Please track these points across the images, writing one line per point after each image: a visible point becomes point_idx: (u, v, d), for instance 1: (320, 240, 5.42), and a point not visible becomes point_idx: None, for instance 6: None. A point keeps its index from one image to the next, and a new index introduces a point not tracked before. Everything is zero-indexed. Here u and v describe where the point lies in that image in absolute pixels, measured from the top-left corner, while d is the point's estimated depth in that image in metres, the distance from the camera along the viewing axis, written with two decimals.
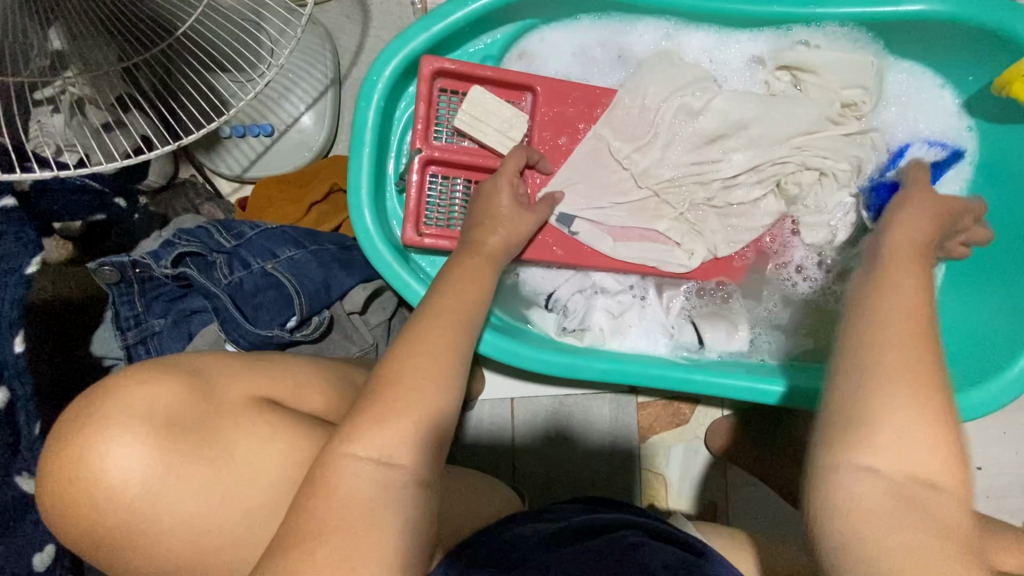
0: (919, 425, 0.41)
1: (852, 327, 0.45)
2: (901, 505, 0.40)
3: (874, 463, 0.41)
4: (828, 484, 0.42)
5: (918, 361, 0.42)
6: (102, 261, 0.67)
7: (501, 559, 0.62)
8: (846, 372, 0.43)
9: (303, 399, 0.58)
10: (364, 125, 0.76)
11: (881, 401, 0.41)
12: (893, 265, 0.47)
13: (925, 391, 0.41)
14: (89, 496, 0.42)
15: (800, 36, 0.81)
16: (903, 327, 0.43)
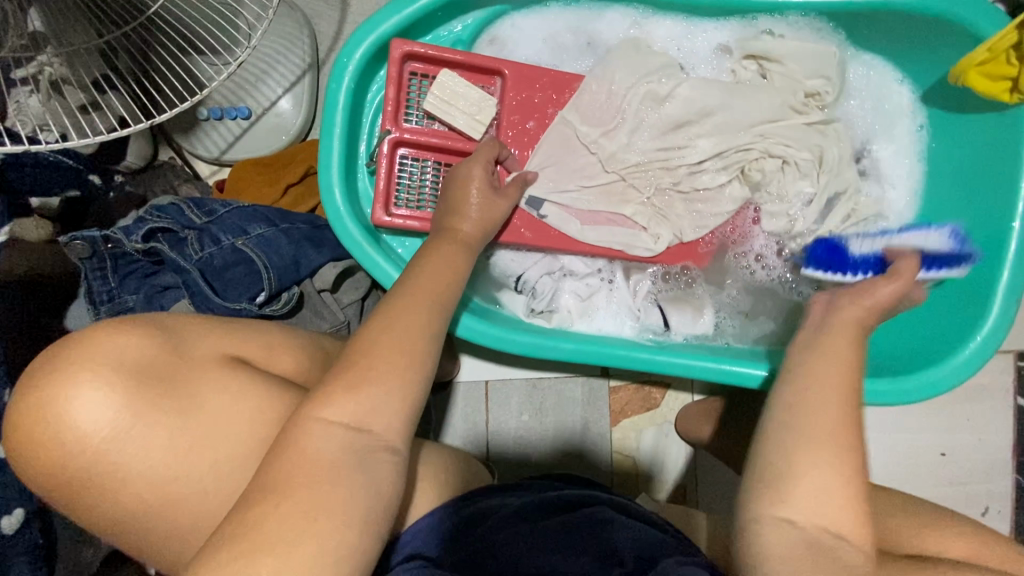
0: (829, 485, 0.50)
1: (790, 394, 0.54)
2: (810, 554, 0.49)
3: (791, 515, 0.50)
4: (753, 534, 0.51)
5: (838, 434, 0.51)
6: (73, 236, 0.69)
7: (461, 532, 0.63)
8: (777, 441, 0.52)
9: (274, 361, 0.61)
10: (335, 106, 0.77)
11: (803, 463, 0.51)
12: (830, 337, 0.57)
13: (843, 459, 0.51)
14: (61, 437, 0.46)
15: (765, 26, 0.84)
16: (829, 400, 0.52)
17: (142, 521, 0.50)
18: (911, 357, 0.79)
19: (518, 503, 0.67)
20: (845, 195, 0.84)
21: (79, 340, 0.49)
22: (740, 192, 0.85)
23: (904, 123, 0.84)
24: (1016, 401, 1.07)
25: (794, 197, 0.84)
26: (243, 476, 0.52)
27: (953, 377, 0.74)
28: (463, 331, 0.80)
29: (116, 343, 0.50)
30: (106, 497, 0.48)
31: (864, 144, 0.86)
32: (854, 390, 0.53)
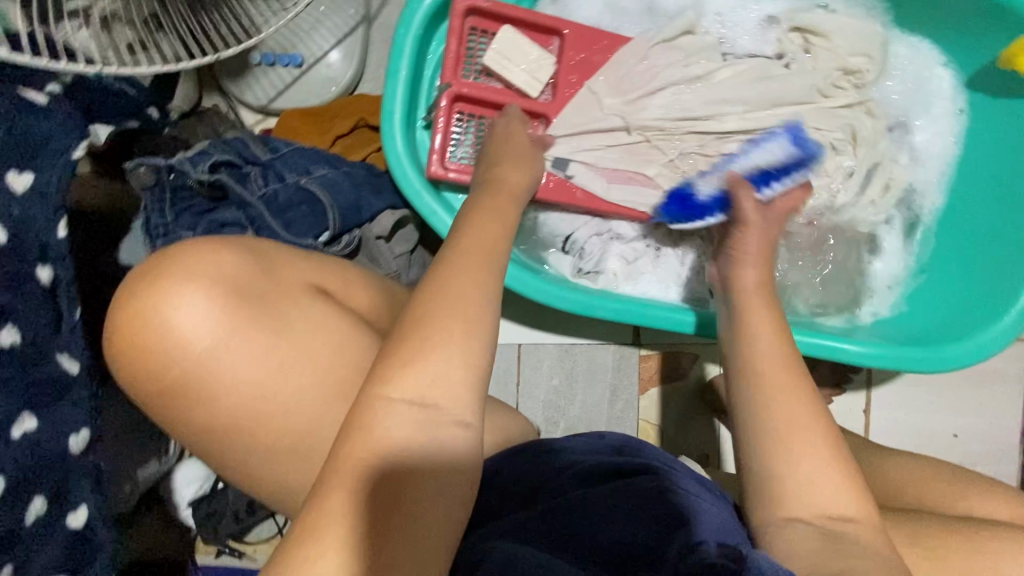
0: (825, 472, 0.52)
1: (745, 391, 0.57)
2: (830, 542, 0.49)
3: (805, 515, 0.51)
4: (778, 540, 0.51)
5: (803, 416, 0.54)
6: (138, 162, 0.69)
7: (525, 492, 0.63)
8: (756, 443, 0.54)
9: (348, 295, 0.60)
10: (401, 51, 0.77)
11: (791, 461, 0.52)
12: (751, 308, 0.62)
13: (827, 446, 0.53)
14: (160, 342, 0.47)
15: (820, 1, 0.86)
16: (782, 387, 0.56)
17: (227, 431, 0.50)
18: (952, 324, 0.80)
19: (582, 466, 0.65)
20: (880, 168, 0.85)
21: (173, 253, 0.50)
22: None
23: (943, 104, 0.86)
24: None
25: (835, 170, 0.84)
26: (325, 401, 0.52)
27: (979, 352, 0.75)
28: (512, 284, 0.81)
29: (209, 260, 0.50)
30: (198, 408, 0.49)
31: (901, 121, 0.87)
32: (791, 359, 0.58)
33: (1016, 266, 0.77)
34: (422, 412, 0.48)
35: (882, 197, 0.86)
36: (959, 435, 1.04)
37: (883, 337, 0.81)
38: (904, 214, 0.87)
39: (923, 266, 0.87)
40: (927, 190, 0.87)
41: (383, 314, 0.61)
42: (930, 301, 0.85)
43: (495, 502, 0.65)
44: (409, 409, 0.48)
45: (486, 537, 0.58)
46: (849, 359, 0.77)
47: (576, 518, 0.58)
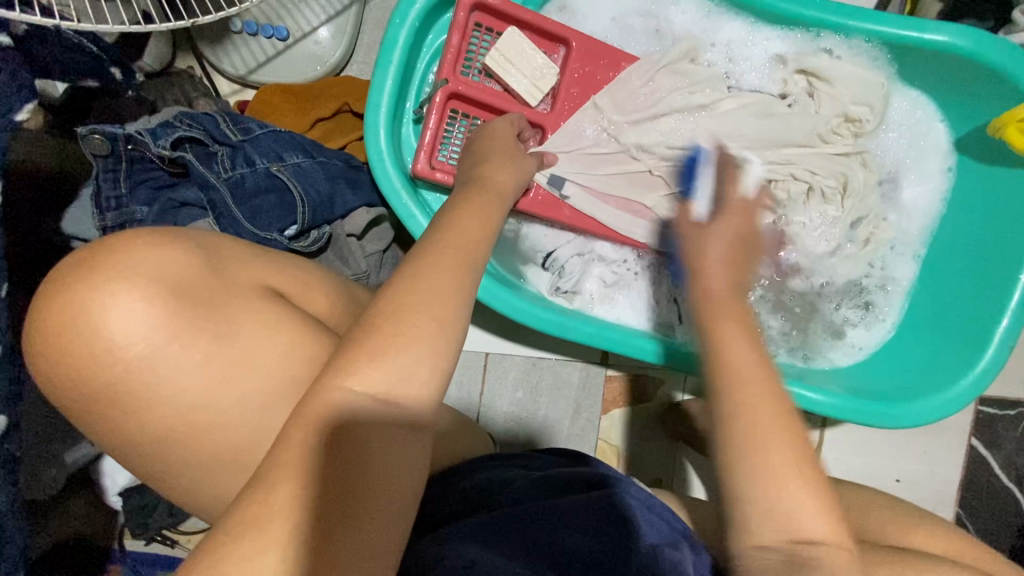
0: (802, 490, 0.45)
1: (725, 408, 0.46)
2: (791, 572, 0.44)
3: (761, 541, 0.45)
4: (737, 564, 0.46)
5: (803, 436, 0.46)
6: (93, 129, 0.63)
7: (462, 508, 0.62)
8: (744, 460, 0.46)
9: (309, 300, 0.56)
10: (394, 43, 0.73)
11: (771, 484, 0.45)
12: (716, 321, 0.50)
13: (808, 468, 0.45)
14: (88, 345, 0.43)
15: (825, 44, 0.83)
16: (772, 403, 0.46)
17: (163, 444, 0.46)
18: (906, 386, 0.81)
19: (522, 478, 0.65)
20: (866, 220, 0.85)
21: (113, 247, 0.45)
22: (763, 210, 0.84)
23: (934, 161, 0.86)
24: (970, 441, 1.06)
25: (816, 220, 0.85)
26: (273, 412, 0.49)
27: (934, 413, 0.76)
28: (489, 298, 0.79)
29: (152, 257, 0.46)
30: (130, 420, 0.45)
31: (891, 175, 0.87)
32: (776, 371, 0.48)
33: (981, 332, 0.79)
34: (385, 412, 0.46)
35: (862, 248, 0.86)
36: (901, 481, 1.07)
37: (846, 387, 0.82)
38: (884, 268, 0.88)
39: (894, 322, 0.88)
40: (908, 246, 0.88)
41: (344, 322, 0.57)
42: (898, 356, 0.86)
43: (456, 506, 0.62)
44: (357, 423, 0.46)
45: (445, 540, 0.56)
46: (811, 406, 0.78)
47: (524, 529, 0.58)
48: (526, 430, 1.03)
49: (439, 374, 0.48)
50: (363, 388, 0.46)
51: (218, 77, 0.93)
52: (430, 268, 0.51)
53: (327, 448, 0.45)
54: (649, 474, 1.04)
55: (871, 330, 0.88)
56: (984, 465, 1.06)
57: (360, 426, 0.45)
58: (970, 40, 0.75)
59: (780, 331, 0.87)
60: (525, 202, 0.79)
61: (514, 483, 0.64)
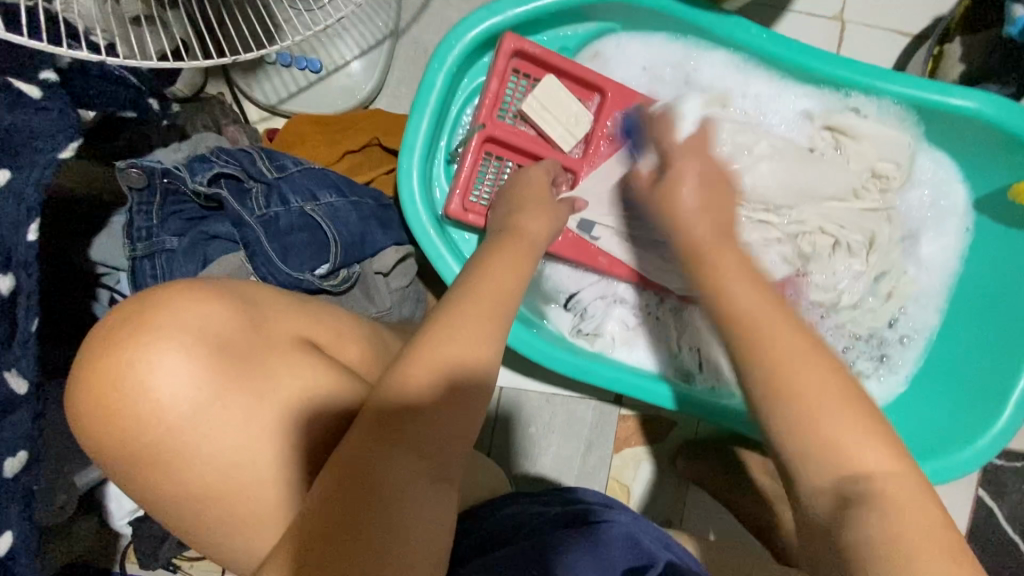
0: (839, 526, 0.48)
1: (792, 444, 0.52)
2: None
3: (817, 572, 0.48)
4: None
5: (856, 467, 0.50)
6: (130, 163, 0.63)
7: (496, 536, 0.64)
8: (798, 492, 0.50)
9: (341, 348, 0.56)
10: (432, 86, 0.74)
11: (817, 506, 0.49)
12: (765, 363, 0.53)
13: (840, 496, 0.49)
14: (135, 404, 0.43)
15: (854, 103, 0.85)
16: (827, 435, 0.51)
17: (197, 501, 0.46)
18: (921, 442, 0.82)
19: (551, 513, 0.67)
20: (888, 275, 0.87)
21: (156, 302, 0.45)
22: (789, 262, 0.84)
23: (953, 221, 0.87)
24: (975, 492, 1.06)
25: (842, 272, 0.85)
26: (308, 466, 0.48)
27: (949, 473, 0.77)
28: (513, 340, 0.79)
29: (196, 312, 0.46)
30: (164, 476, 0.44)
31: (912, 233, 0.88)
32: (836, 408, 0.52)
33: (998, 393, 0.79)
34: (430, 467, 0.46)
35: (883, 303, 0.87)
36: None
37: None
38: (901, 323, 0.89)
39: (909, 376, 0.88)
40: (925, 302, 0.88)
41: (375, 370, 0.57)
42: (913, 411, 0.86)
43: (483, 538, 0.63)
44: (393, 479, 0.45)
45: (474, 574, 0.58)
46: None
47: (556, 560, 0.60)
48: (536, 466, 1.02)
49: None
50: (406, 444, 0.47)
51: (247, 103, 0.94)
52: (469, 322, 0.52)
53: (371, 505, 0.44)
54: (659, 514, 1.03)
55: (886, 383, 0.89)
56: (990, 516, 1.06)
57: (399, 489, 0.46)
58: (996, 109, 0.76)
59: None
60: (555, 245, 0.80)
61: (543, 517, 0.66)
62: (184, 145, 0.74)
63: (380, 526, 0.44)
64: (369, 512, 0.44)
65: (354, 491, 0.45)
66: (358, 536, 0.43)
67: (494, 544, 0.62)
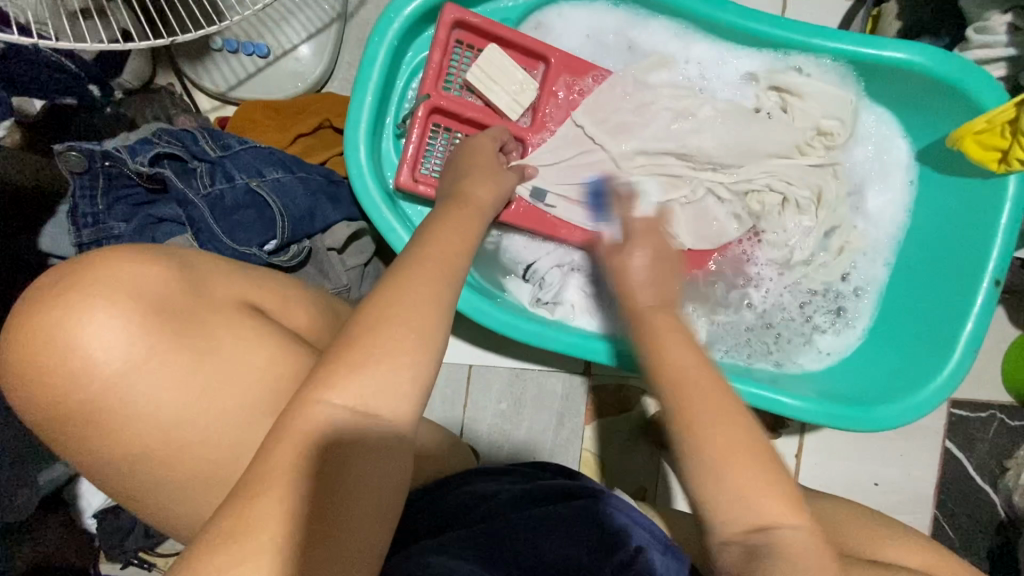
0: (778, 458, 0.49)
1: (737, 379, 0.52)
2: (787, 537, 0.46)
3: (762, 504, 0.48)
4: None
5: None
6: (69, 145, 0.63)
7: (457, 518, 0.62)
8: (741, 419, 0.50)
9: (287, 314, 0.56)
10: (373, 61, 0.75)
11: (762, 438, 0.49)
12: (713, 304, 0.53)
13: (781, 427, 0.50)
14: (65, 362, 0.42)
15: (795, 62, 0.86)
16: None
17: (140, 462, 0.46)
18: (877, 391, 0.83)
19: (517, 489, 0.66)
20: (838, 230, 0.88)
21: (89, 266, 0.45)
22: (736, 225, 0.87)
23: (898, 175, 0.89)
24: (945, 445, 1.05)
25: (792, 229, 0.87)
26: (250, 425, 0.49)
27: (904, 417, 0.78)
28: (471, 310, 0.79)
29: (132, 273, 0.46)
30: (105, 439, 0.45)
31: (859, 188, 0.90)
32: None
33: (947, 337, 0.81)
34: (366, 421, 0.46)
35: (836, 257, 0.89)
36: (880, 485, 1.05)
37: (820, 392, 0.84)
38: (854, 277, 0.90)
39: (863, 328, 0.90)
40: (876, 257, 0.90)
41: (321, 336, 0.58)
42: (871, 363, 0.88)
43: (443, 516, 0.63)
44: (333, 433, 0.46)
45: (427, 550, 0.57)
46: (784, 410, 0.79)
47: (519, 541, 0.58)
48: (509, 443, 1.03)
49: (420, 386, 0.49)
50: (342, 401, 0.46)
51: (198, 93, 0.94)
52: (412, 280, 0.52)
53: (316, 460, 0.45)
54: (634, 484, 1.04)
55: (841, 337, 0.90)
56: (961, 469, 1.04)
57: (338, 438, 0.46)
58: (927, 58, 0.78)
59: (748, 342, 0.89)
60: (506, 215, 0.81)
61: (508, 494, 0.65)
62: (132, 132, 0.71)
63: (326, 480, 0.45)
64: (313, 466, 0.45)
65: (293, 444, 0.45)
66: (300, 487, 0.44)
67: (442, 528, 0.62)
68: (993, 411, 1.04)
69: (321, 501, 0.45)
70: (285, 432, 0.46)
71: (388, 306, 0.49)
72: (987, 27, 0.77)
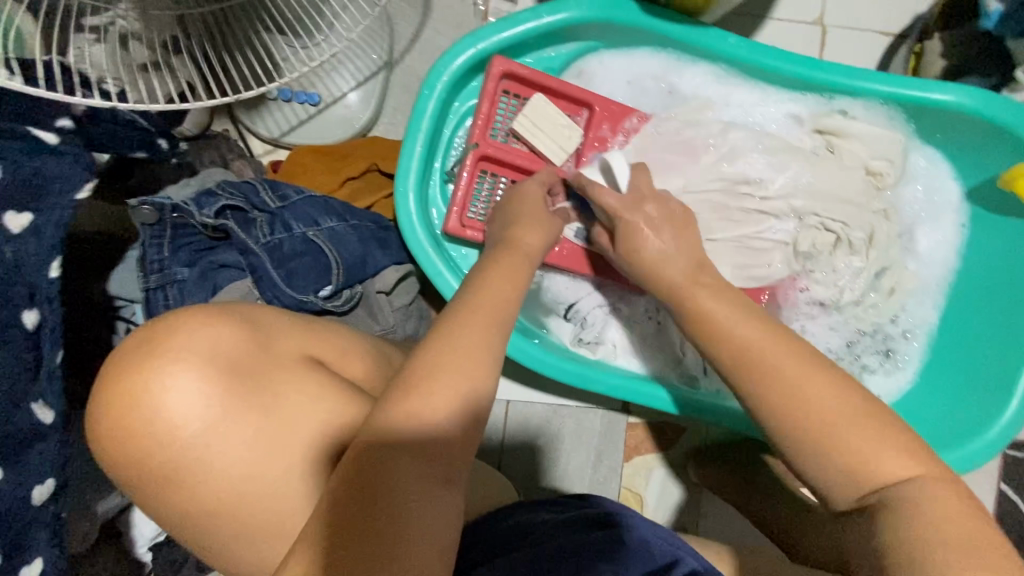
0: None
1: None
2: None
3: None
4: None
5: None
6: (142, 200, 0.67)
7: (504, 546, 0.62)
8: None
9: (345, 364, 0.58)
10: (423, 112, 0.78)
11: None
12: None
13: None
14: (150, 421, 0.46)
15: (842, 105, 0.86)
16: None
17: (211, 511, 0.48)
18: (933, 435, 0.81)
19: (557, 518, 0.66)
20: (889, 271, 0.86)
21: (169, 329, 0.48)
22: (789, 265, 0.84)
23: (947, 216, 0.88)
24: (1002, 487, 1.00)
25: (843, 269, 0.84)
26: (315, 474, 0.51)
27: (962, 464, 0.76)
28: (515, 351, 0.80)
29: (205, 334, 0.48)
30: (181, 491, 0.47)
31: (908, 229, 0.89)
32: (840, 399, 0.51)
33: (1006, 381, 0.79)
34: (425, 467, 0.48)
35: (886, 298, 0.87)
36: None
37: None
38: (903, 319, 0.89)
39: (912, 371, 0.88)
40: (926, 299, 0.89)
41: (377, 386, 0.59)
42: (921, 406, 0.86)
43: (496, 542, 0.63)
44: (393, 479, 0.47)
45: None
46: None
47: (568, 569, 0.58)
48: (547, 476, 1.03)
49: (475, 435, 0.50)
50: (402, 448, 0.47)
51: (251, 138, 0.98)
52: (467, 331, 0.53)
53: (384, 507, 0.46)
54: (675, 521, 1.02)
55: (890, 378, 0.88)
56: (1018, 514, 1.00)
57: (406, 486, 0.47)
58: (975, 99, 0.78)
59: None
60: (551, 256, 0.82)
61: (548, 524, 0.65)
62: (194, 181, 0.79)
63: (391, 526, 0.45)
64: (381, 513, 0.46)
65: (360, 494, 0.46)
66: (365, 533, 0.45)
67: (482, 560, 0.61)
68: None
69: (381, 545, 0.45)
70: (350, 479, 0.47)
71: (444, 356, 0.51)
72: None
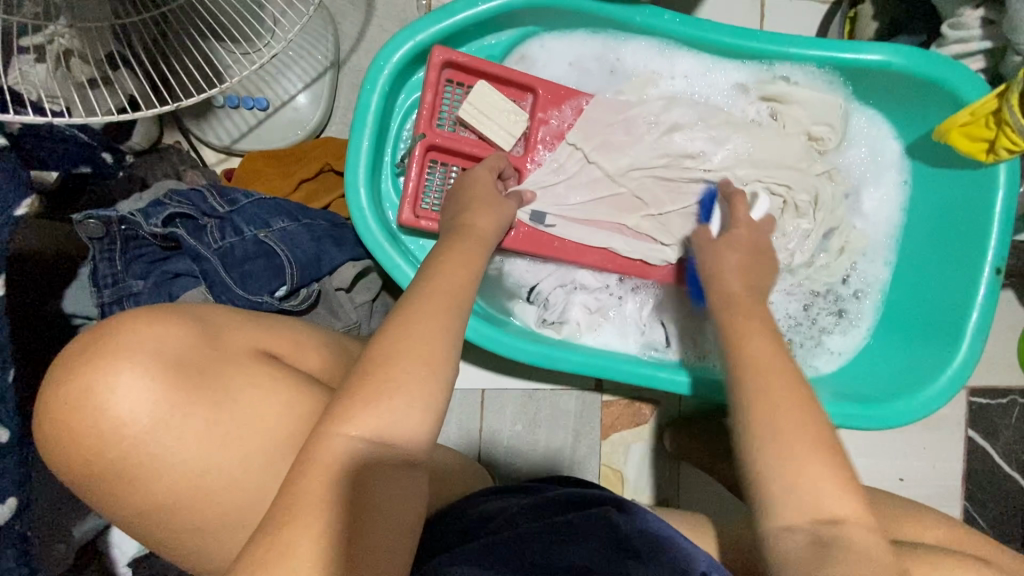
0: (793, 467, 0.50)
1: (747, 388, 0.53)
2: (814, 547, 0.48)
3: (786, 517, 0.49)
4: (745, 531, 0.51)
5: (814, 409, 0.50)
6: (87, 214, 0.66)
7: (475, 530, 0.63)
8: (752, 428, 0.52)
9: (302, 357, 0.59)
10: (367, 107, 0.78)
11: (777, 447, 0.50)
12: None
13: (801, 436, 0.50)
14: (97, 423, 0.46)
15: (781, 72, 0.88)
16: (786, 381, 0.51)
17: (173, 509, 0.49)
18: (892, 386, 0.84)
19: (527, 501, 0.67)
20: (838, 231, 0.89)
21: (114, 332, 0.48)
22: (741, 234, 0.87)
23: (890, 175, 0.91)
24: (969, 433, 1.03)
25: (792, 233, 0.86)
26: (275, 466, 0.52)
27: (919, 410, 0.79)
28: (480, 338, 0.81)
29: (152, 334, 0.49)
30: (139, 492, 0.48)
31: (855, 189, 0.91)
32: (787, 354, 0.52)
33: (954, 328, 0.81)
34: (381, 450, 0.49)
35: (838, 257, 0.90)
36: (907, 478, 1.03)
37: (832, 393, 0.84)
38: (856, 278, 0.91)
39: (868, 326, 0.91)
40: (876, 256, 0.91)
41: (336, 376, 0.60)
42: (877, 359, 0.89)
43: (467, 525, 0.64)
44: (356, 462, 0.48)
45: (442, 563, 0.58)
46: None
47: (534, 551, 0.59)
48: (527, 460, 1.04)
49: (432, 418, 0.51)
50: (357, 434, 0.48)
51: (204, 148, 0.98)
52: (418, 317, 0.53)
53: (340, 491, 0.47)
54: (656, 494, 1.04)
55: (848, 336, 0.91)
56: (987, 459, 1.03)
57: (361, 468, 0.48)
58: (906, 57, 0.80)
59: None
60: (508, 241, 0.83)
61: (516, 507, 0.66)
62: (146, 193, 0.78)
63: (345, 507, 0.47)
64: (342, 492, 0.47)
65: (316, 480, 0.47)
66: (322, 510, 0.46)
67: (454, 543, 0.62)
68: (1014, 396, 1.03)
69: (337, 521, 0.47)
70: (306, 466, 0.47)
71: (397, 342, 0.51)
72: (960, 22, 0.79)
